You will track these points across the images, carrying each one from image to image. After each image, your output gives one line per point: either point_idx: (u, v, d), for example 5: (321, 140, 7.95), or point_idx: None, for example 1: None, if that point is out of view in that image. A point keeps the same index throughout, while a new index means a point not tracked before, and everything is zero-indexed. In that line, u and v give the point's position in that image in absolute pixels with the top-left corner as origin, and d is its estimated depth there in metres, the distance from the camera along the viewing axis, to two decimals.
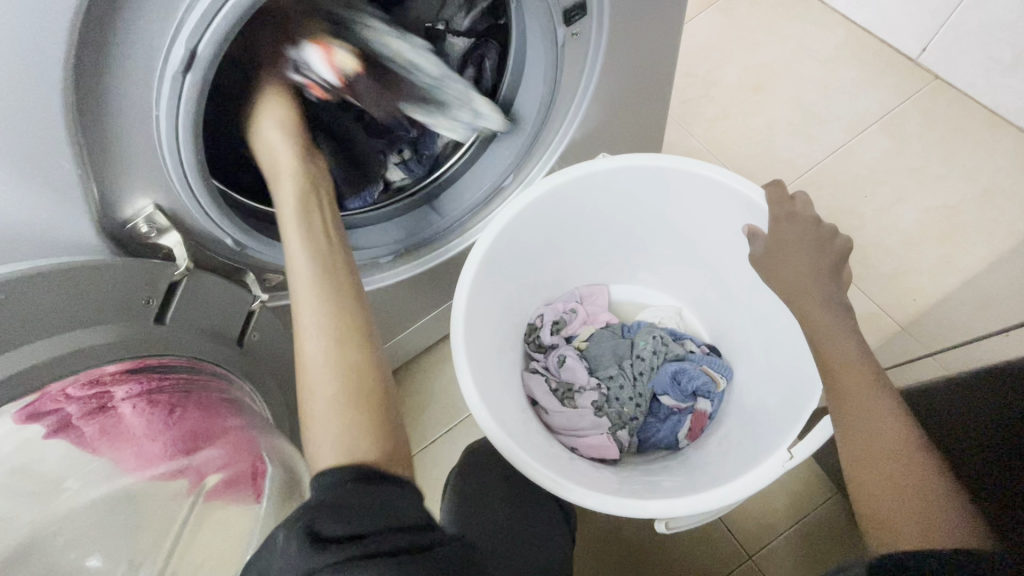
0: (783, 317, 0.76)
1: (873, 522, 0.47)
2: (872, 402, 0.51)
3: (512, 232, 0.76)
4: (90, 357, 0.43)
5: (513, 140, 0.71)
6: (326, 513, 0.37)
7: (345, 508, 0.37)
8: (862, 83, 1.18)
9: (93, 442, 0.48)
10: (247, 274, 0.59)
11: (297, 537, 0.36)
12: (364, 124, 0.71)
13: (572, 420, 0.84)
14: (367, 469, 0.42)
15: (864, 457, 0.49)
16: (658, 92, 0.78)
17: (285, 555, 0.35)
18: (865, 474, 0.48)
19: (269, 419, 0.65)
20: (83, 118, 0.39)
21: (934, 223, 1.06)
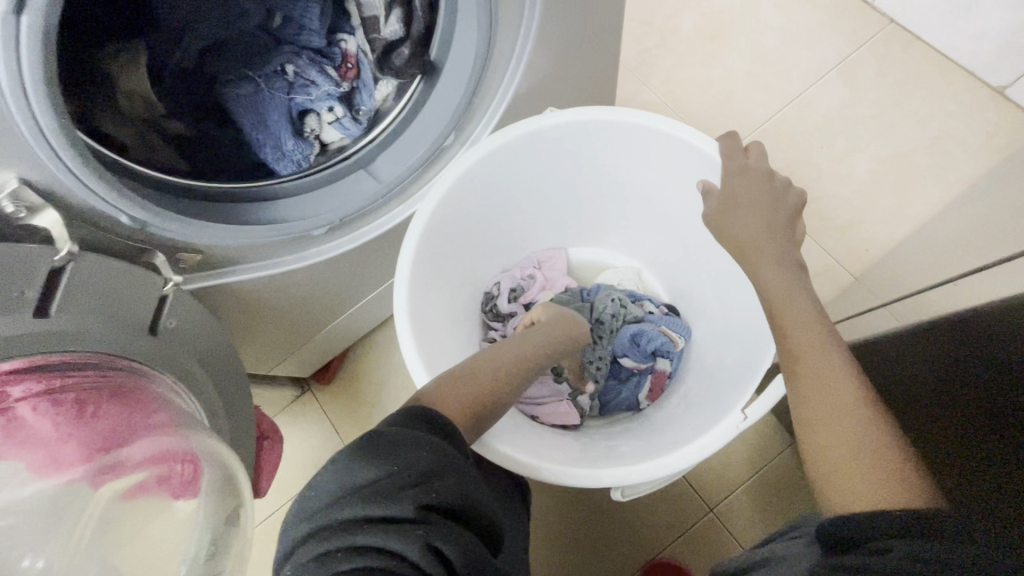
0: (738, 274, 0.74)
1: (829, 482, 0.46)
2: (828, 360, 0.51)
3: (457, 197, 0.71)
4: None
5: (451, 91, 0.65)
6: (352, 465, 0.39)
7: (371, 458, 0.40)
8: (818, 28, 1.15)
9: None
10: (155, 253, 0.52)
11: (392, 467, 0.39)
12: (288, 80, 0.63)
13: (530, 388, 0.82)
14: (403, 418, 0.44)
15: (823, 417, 0.48)
16: (605, 40, 0.73)
17: (317, 501, 0.39)
18: (824, 435, 0.47)
19: (202, 417, 0.59)
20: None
21: (887, 172, 1.06)
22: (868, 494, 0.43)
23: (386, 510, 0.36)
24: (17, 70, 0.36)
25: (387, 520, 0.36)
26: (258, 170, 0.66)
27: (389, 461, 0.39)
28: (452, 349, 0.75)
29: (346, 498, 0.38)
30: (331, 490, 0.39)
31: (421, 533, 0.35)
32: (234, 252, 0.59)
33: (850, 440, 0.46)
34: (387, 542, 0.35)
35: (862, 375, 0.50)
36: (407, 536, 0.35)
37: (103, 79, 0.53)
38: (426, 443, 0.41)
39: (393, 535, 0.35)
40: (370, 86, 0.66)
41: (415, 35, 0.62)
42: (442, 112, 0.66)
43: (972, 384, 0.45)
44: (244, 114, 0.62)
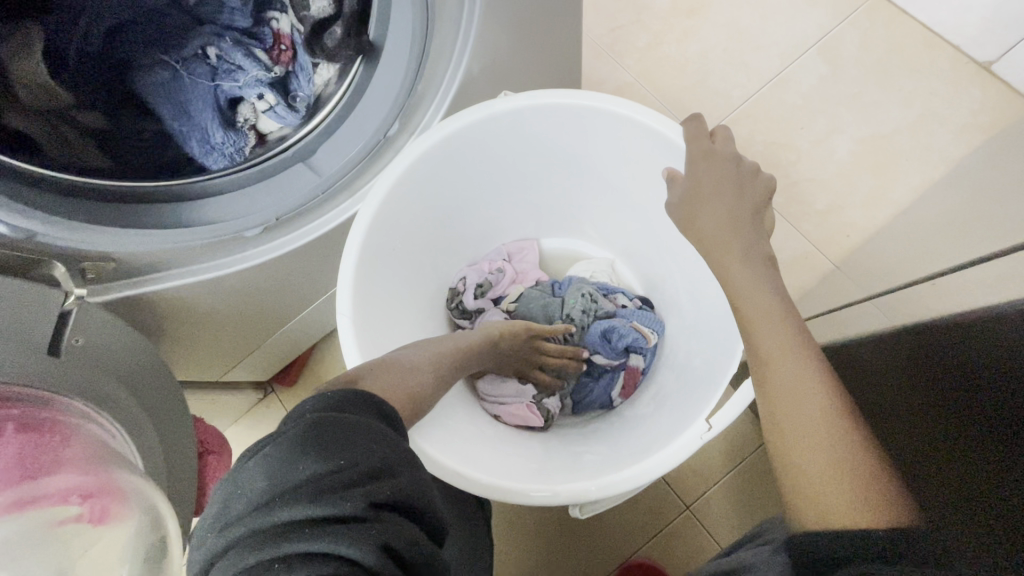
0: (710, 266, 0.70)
1: (799, 492, 0.42)
2: (794, 363, 0.47)
3: (406, 191, 0.67)
4: None
5: (394, 74, 0.59)
6: (288, 456, 0.34)
7: (309, 448, 0.34)
8: (799, 2, 1.09)
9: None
10: (53, 264, 0.49)
11: (337, 462, 0.33)
12: (210, 65, 0.56)
13: (495, 385, 0.78)
14: (343, 404, 0.39)
15: (788, 423, 0.45)
16: (564, 14, 0.67)
17: (237, 509, 0.33)
18: (789, 443, 0.44)
19: (135, 456, 0.54)
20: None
21: (868, 154, 1.01)
22: (847, 505, 0.39)
23: (331, 510, 0.31)
24: None
25: (333, 520, 0.30)
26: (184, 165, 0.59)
27: (340, 452, 0.34)
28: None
29: (280, 499, 0.32)
30: (261, 491, 0.33)
31: (375, 532, 0.30)
32: (152, 259, 0.55)
33: (822, 446, 0.42)
34: (332, 545, 0.29)
35: (831, 373, 0.46)
36: (362, 534, 0.30)
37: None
38: (372, 434, 0.36)
39: (337, 536, 0.29)
40: (306, 69, 0.59)
41: (348, 12, 0.56)
42: (384, 99, 0.61)
43: (943, 388, 0.41)
44: (164, 104, 0.55)
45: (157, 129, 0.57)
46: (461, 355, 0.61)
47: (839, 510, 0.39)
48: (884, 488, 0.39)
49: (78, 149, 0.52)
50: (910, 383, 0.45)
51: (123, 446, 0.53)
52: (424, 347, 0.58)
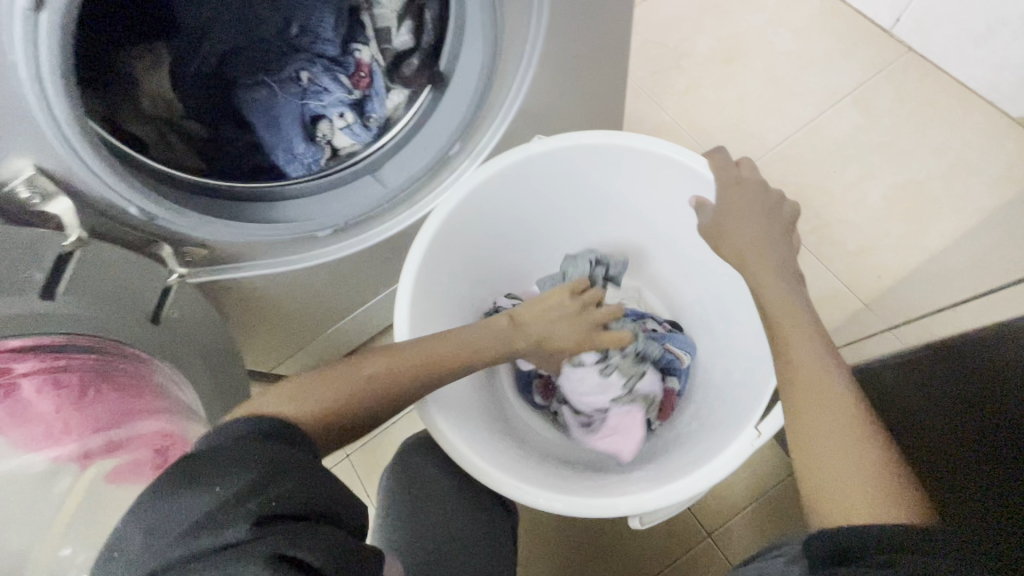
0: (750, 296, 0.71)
1: (820, 487, 0.45)
2: (820, 370, 0.49)
3: (462, 215, 0.72)
4: None
5: (459, 101, 0.66)
6: (150, 511, 0.34)
7: (178, 490, 0.34)
8: (834, 55, 1.15)
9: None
10: (162, 245, 0.53)
11: (212, 494, 0.34)
12: (301, 86, 0.64)
13: (592, 391, 0.80)
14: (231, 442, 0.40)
15: (813, 424, 0.47)
16: (616, 56, 0.74)
17: (111, 565, 0.32)
18: (813, 442, 0.47)
19: (198, 409, 0.59)
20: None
21: (900, 199, 1.04)
22: (855, 503, 0.42)
23: (218, 540, 0.32)
24: (34, 62, 0.36)
25: (221, 546, 0.31)
26: (271, 171, 0.67)
27: (214, 483, 0.35)
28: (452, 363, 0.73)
29: (164, 548, 0.32)
30: (134, 546, 0.33)
31: (269, 540, 0.31)
32: (237, 250, 0.61)
33: (840, 445, 0.45)
34: (237, 562, 0.30)
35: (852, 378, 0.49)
36: (253, 549, 0.31)
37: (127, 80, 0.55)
38: (246, 455, 0.37)
39: (238, 557, 0.30)
40: (382, 94, 0.67)
41: (426, 46, 0.64)
42: (447, 122, 0.68)
43: (990, 406, 0.41)
44: (258, 118, 0.63)
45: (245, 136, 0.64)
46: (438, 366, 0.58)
47: (854, 504, 0.42)
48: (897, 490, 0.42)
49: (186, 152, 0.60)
50: (940, 411, 0.46)
51: (191, 400, 0.59)
52: (398, 357, 0.57)
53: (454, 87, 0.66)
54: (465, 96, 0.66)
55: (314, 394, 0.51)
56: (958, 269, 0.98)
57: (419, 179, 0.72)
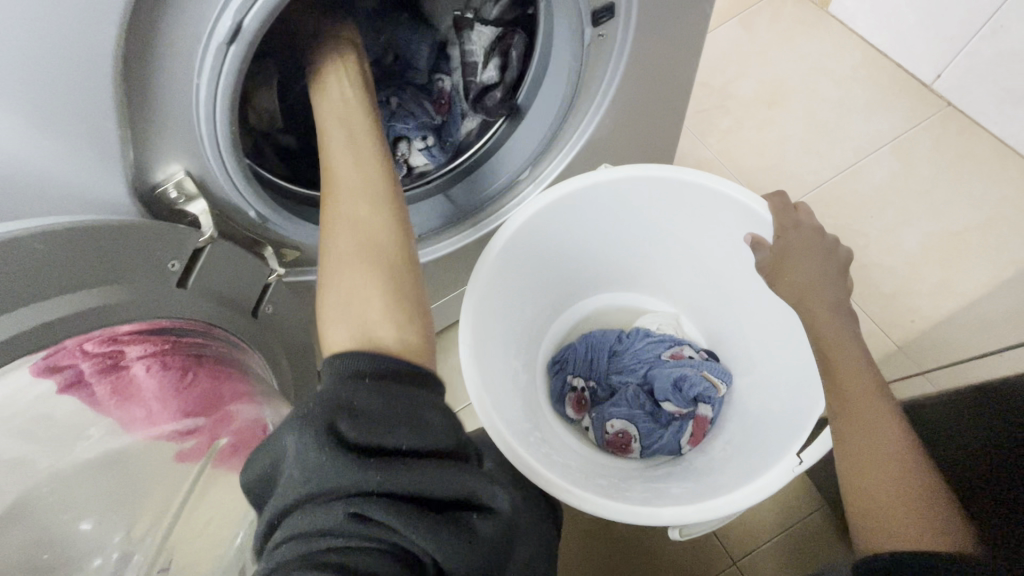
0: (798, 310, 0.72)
1: (870, 521, 0.48)
2: (873, 407, 0.53)
3: (524, 235, 0.77)
4: (126, 312, 0.44)
5: (533, 130, 0.72)
6: (334, 414, 0.36)
7: (356, 412, 0.36)
8: (875, 105, 1.20)
9: (103, 401, 0.49)
10: (265, 247, 0.59)
11: (374, 440, 0.36)
12: (389, 109, 0.72)
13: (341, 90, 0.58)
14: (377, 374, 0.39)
15: (864, 459, 0.50)
16: (675, 99, 0.80)
17: (302, 458, 0.35)
18: (862, 476, 0.50)
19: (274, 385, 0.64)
20: (134, 68, 0.39)
21: (936, 247, 1.07)
22: (913, 532, 0.45)
23: (378, 491, 0.34)
24: (213, 87, 0.42)
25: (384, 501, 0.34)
26: None
27: (375, 428, 0.36)
28: (504, 380, 0.77)
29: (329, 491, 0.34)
30: (306, 475, 0.34)
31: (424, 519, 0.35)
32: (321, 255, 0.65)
33: (890, 479, 0.48)
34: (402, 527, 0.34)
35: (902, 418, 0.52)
36: (408, 520, 0.34)
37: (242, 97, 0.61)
38: (403, 396, 0.38)
39: (405, 519, 0.34)
40: (459, 118, 0.74)
41: (507, 81, 0.70)
42: (518, 153, 0.75)
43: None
44: None
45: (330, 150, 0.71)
46: (358, 205, 0.52)
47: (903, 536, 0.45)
48: (939, 524, 0.45)
49: (276, 158, 0.66)
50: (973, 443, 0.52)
51: (266, 376, 0.63)
52: (338, 234, 0.50)
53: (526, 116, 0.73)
54: (539, 125, 0.72)
55: (343, 319, 0.45)
56: (992, 318, 1.00)
57: (483, 203, 0.77)
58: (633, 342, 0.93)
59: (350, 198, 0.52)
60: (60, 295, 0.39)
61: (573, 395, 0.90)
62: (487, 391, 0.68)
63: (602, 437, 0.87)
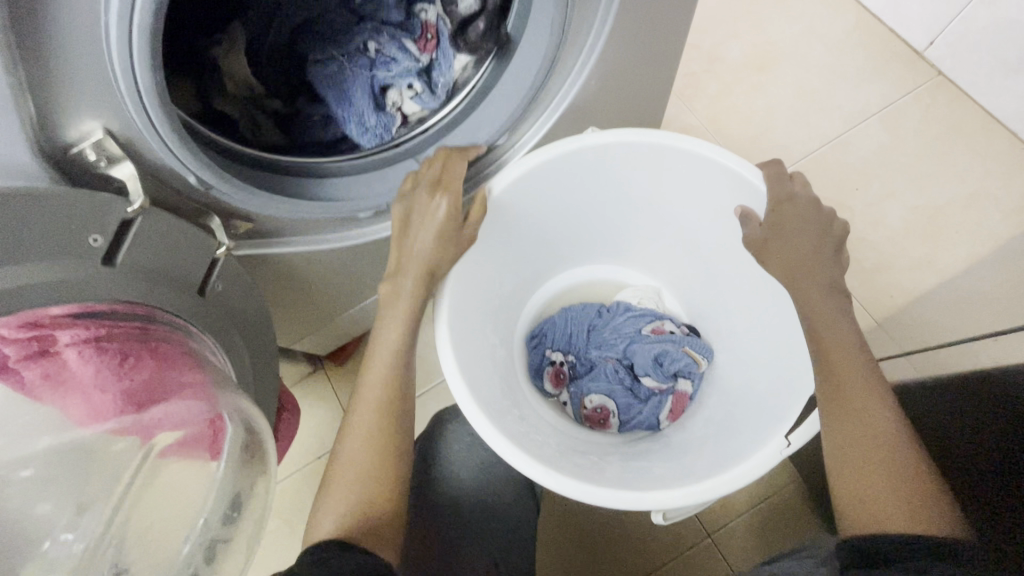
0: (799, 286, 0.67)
1: (861, 506, 0.46)
2: (864, 389, 0.51)
3: (505, 200, 0.71)
4: (45, 295, 0.38)
5: (522, 76, 0.64)
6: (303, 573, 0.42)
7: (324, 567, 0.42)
8: (866, 72, 1.16)
9: (34, 387, 0.43)
10: (212, 216, 0.52)
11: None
12: (369, 57, 0.64)
13: None
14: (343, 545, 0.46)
15: (853, 443, 0.49)
16: (665, 57, 0.74)
17: None
18: (852, 461, 0.48)
19: (231, 374, 0.58)
20: (17, 1, 0.32)
21: (920, 221, 1.06)
22: (909, 516, 0.43)
23: None
24: (127, 26, 0.36)
25: None
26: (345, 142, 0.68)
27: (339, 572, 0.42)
28: (480, 358, 0.73)
29: None
30: None
31: None
32: (279, 223, 0.60)
33: (882, 463, 0.47)
34: None
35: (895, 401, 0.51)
36: None
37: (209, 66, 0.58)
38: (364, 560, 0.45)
39: None
40: (448, 56, 0.66)
41: (490, 8, 0.64)
42: (495, 113, 0.67)
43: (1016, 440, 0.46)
44: (327, 89, 0.63)
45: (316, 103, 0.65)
46: (383, 409, 0.56)
47: (894, 517, 0.44)
48: (933, 509, 0.44)
49: (261, 119, 0.62)
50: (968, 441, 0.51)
51: (222, 363, 0.57)
52: (354, 425, 0.56)
53: (506, 55, 0.65)
54: (517, 66, 0.64)
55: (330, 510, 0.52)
56: (969, 294, 1.00)
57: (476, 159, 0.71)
58: (614, 316, 0.89)
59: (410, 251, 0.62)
60: None
61: (552, 368, 0.87)
62: (466, 373, 0.63)
63: (580, 412, 0.85)
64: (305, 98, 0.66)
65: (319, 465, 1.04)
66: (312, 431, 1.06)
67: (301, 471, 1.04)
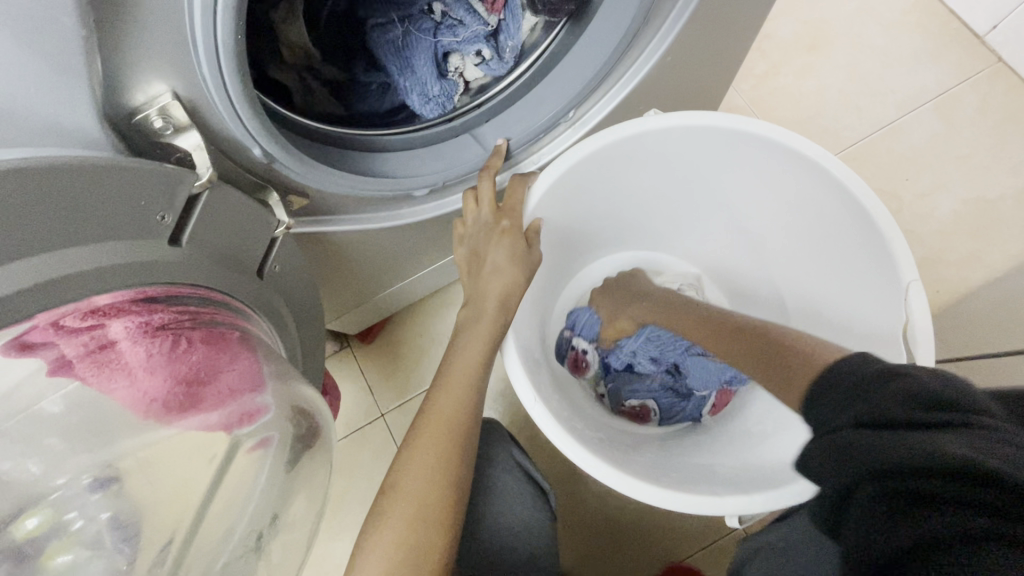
0: (894, 277, 0.58)
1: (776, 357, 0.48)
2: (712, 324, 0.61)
3: (564, 184, 0.67)
4: (105, 280, 0.34)
5: (597, 46, 0.60)
6: None
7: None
8: (922, 56, 1.10)
9: (98, 384, 0.38)
10: (270, 192, 0.48)
11: None
12: (434, 21, 0.62)
13: None
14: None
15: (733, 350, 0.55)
16: (743, 38, 0.69)
17: None
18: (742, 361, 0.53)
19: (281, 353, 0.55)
20: None
21: (971, 215, 1.03)
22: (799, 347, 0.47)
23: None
24: None
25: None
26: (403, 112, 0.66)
27: None
28: (532, 348, 0.70)
29: None
30: None
31: None
32: (335, 200, 0.55)
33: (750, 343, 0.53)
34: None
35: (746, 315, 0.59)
36: None
37: (265, 32, 0.54)
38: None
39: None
40: (518, 18, 0.62)
41: None
42: (564, 86, 0.63)
43: None
44: (388, 57, 0.61)
45: (375, 71, 0.63)
46: (453, 443, 0.51)
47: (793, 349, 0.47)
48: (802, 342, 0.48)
49: (321, 90, 0.59)
50: None
51: (271, 339, 0.54)
52: (419, 457, 0.50)
53: (585, 19, 0.61)
54: (599, 36, 0.60)
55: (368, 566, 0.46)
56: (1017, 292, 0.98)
57: (537, 135, 0.67)
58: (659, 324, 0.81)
59: (489, 273, 0.59)
60: (18, 260, 0.29)
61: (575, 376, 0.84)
62: (529, 372, 0.59)
63: (618, 407, 0.82)
64: (362, 66, 0.64)
65: (346, 445, 1.02)
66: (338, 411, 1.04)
67: None
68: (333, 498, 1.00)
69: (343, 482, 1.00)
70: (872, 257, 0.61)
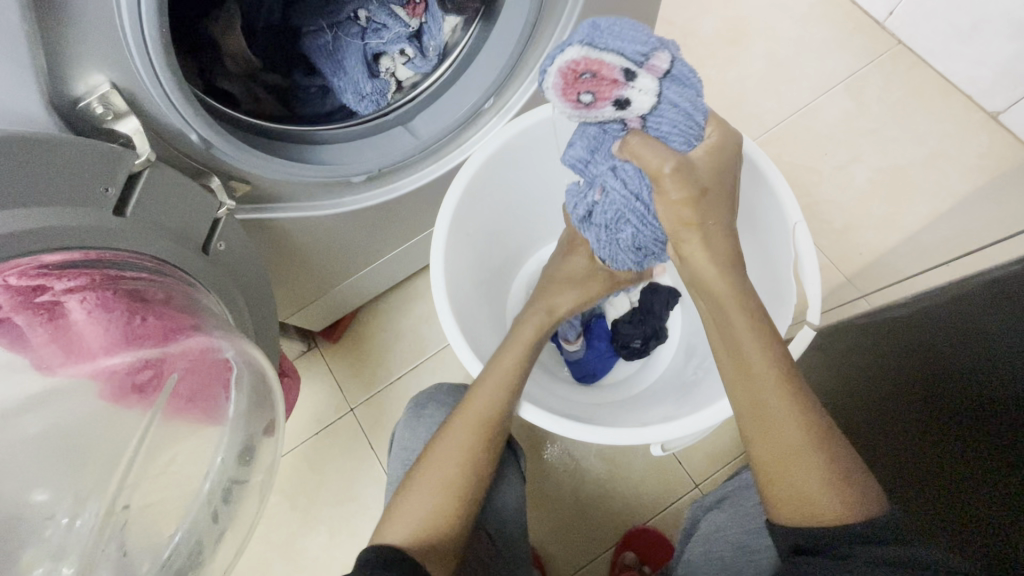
0: (784, 220, 0.65)
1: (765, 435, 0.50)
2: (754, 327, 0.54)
3: (492, 166, 0.73)
4: (53, 240, 0.39)
5: (506, 39, 0.68)
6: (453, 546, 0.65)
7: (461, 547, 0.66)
8: (830, 44, 1.21)
9: (35, 345, 0.42)
10: (212, 177, 0.54)
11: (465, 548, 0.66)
12: (361, 25, 0.67)
13: None
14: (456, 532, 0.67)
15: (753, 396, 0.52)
16: None
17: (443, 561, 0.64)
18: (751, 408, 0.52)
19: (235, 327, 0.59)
20: None
21: (884, 183, 1.12)
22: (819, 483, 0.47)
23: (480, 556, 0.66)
24: None
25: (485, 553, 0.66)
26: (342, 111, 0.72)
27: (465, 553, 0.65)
28: (476, 320, 0.76)
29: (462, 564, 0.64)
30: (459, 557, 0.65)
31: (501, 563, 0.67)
32: (277, 187, 0.61)
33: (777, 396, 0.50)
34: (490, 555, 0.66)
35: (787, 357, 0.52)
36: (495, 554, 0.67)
37: (207, 44, 0.59)
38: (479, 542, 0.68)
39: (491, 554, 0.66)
40: (438, 20, 0.69)
41: None
42: (482, 77, 0.71)
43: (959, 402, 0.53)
44: (322, 60, 0.67)
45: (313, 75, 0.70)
46: (486, 428, 0.58)
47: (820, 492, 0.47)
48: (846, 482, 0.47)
49: (264, 93, 0.66)
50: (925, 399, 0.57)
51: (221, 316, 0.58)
52: (451, 434, 0.58)
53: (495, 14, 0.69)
54: (508, 29, 0.67)
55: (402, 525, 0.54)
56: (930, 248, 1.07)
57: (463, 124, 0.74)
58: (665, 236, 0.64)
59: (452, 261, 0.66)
60: None
61: (584, 54, 0.55)
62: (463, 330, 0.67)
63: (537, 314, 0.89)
64: (302, 71, 0.70)
65: (318, 440, 1.06)
66: (309, 408, 1.08)
67: (301, 447, 1.05)
68: (307, 490, 1.04)
69: (315, 475, 1.04)
70: (768, 207, 0.68)
